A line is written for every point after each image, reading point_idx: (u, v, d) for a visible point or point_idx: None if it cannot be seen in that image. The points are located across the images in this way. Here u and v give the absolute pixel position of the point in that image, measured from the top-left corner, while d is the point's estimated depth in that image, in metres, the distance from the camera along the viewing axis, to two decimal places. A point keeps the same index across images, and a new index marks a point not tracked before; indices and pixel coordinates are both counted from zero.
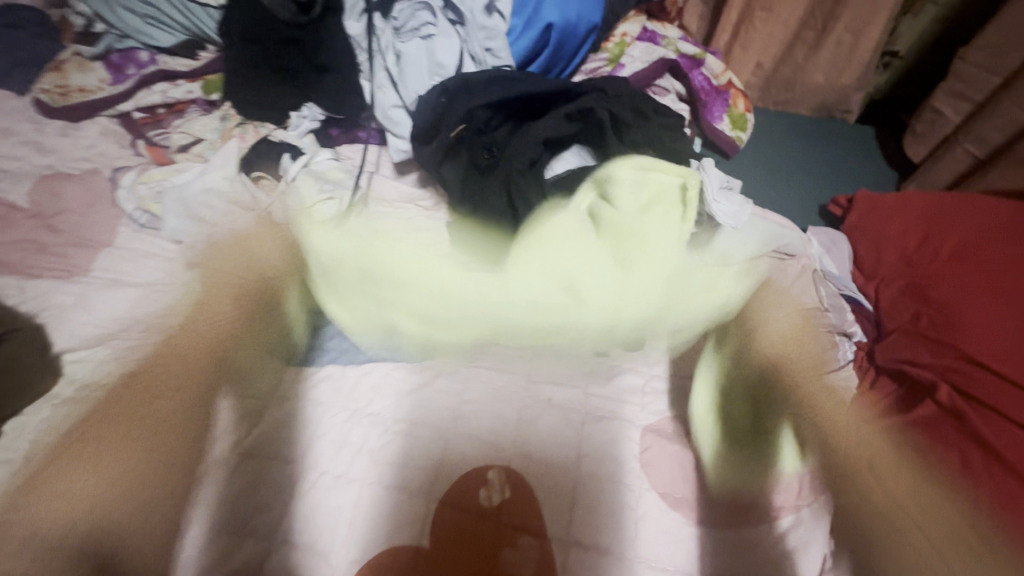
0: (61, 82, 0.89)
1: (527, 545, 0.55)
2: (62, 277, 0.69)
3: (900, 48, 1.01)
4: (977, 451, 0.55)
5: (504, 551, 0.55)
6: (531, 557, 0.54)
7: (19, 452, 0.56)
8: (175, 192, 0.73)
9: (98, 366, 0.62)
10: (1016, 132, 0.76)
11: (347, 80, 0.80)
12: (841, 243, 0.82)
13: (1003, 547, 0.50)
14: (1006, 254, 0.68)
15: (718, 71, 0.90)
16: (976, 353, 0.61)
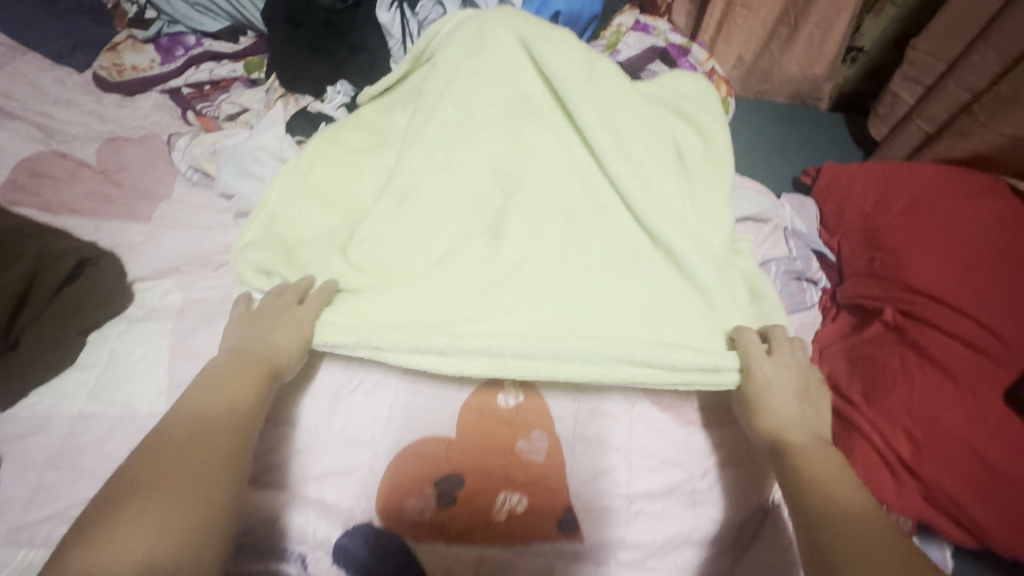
0: (117, 60, 0.99)
1: (539, 439, 0.61)
2: (130, 221, 0.78)
3: (865, 44, 1.15)
4: (916, 358, 0.63)
5: (518, 443, 0.60)
6: (543, 449, 0.60)
7: (103, 358, 0.65)
8: (228, 152, 0.83)
9: (165, 293, 0.71)
10: (958, 108, 0.89)
11: (379, 60, 0.91)
12: (811, 206, 0.93)
13: (935, 433, 0.57)
14: (949, 208, 0.77)
15: (703, 59, 1.01)
16: (919, 283, 0.70)
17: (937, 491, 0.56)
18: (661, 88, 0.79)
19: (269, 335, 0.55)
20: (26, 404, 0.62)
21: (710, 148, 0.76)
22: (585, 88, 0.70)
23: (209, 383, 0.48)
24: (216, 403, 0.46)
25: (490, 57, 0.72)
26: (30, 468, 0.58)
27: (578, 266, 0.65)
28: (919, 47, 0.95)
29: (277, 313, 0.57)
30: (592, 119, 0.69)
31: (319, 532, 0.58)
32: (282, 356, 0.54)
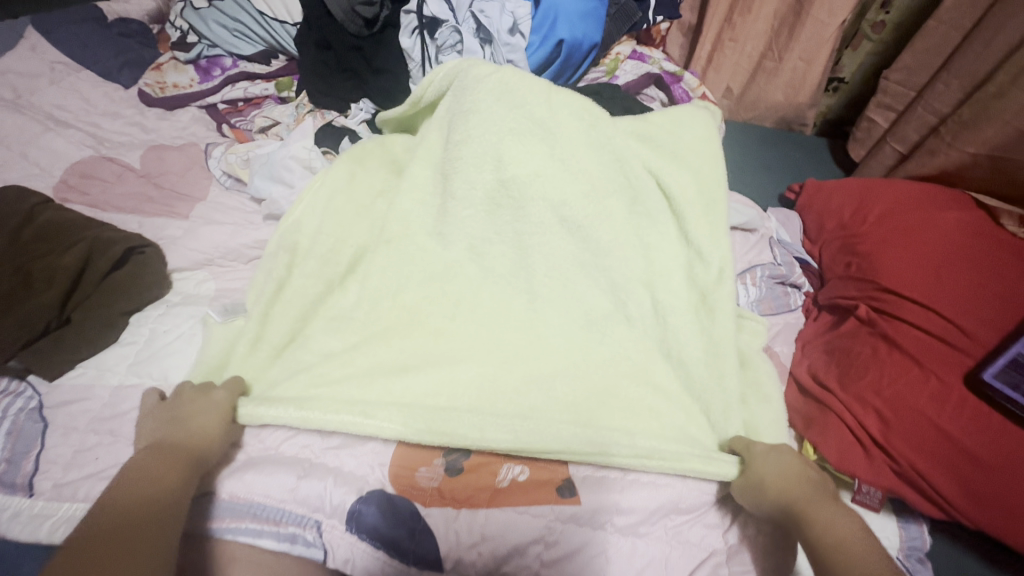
0: (160, 79, 1.08)
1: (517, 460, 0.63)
2: (170, 218, 0.86)
3: (845, 75, 1.24)
4: (886, 347, 0.68)
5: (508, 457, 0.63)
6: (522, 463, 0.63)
7: (142, 336, 0.71)
8: (261, 160, 0.91)
9: (200, 282, 0.78)
10: (927, 131, 0.98)
11: (398, 80, 1.00)
12: (795, 219, 1.00)
13: (902, 412, 0.62)
14: (918, 217, 0.84)
15: (694, 86, 1.09)
16: (890, 282, 0.76)
17: (904, 464, 0.60)
18: (651, 122, 0.83)
19: (190, 423, 0.58)
20: (71, 375, 0.67)
21: (701, 184, 0.79)
22: (573, 148, 0.76)
23: (143, 469, 0.51)
24: (156, 479, 0.51)
25: (478, 119, 0.76)
26: (73, 431, 0.64)
27: (552, 327, 0.70)
28: (890, 77, 1.04)
29: (194, 406, 0.59)
30: (578, 175, 0.76)
31: (336, 497, 0.60)
32: (204, 437, 0.57)
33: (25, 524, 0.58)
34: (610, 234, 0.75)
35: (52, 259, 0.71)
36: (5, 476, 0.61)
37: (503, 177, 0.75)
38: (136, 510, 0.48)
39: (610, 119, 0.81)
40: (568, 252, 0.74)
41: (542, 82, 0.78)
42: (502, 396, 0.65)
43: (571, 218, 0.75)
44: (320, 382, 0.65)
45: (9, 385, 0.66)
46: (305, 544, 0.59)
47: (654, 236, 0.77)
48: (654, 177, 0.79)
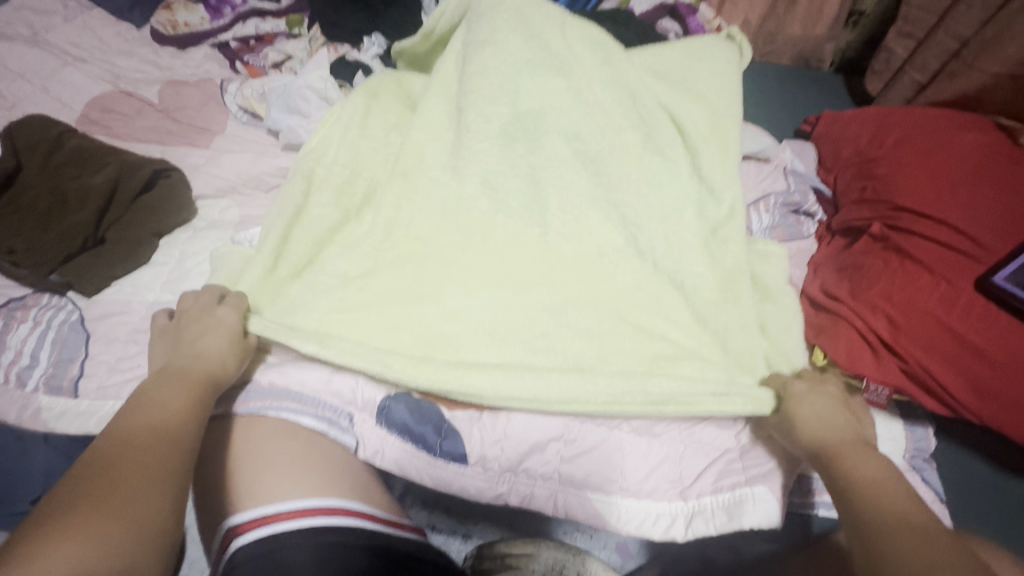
0: (172, 17, 1.08)
1: None
2: (191, 149, 0.88)
3: (866, 8, 1.21)
4: (898, 258, 0.70)
5: None
6: None
7: (173, 259, 0.74)
8: (277, 91, 0.91)
9: (225, 209, 0.80)
10: (948, 57, 0.96)
11: (410, 12, 1.00)
12: (809, 150, 1.00)
13: (912, 314, 0.64)
14: (934, 140, 0.84)
15: (710, 18, 1.08)
16: (904, 200, 0.77)
17: (912, 363, 0.62)
18: (667, 59, 0.84)
19: (195, 346, 0.57)
20: (109, 292, 0.70)
21: (717, 121, 0.79)
22: (587, 81, 0.78)
23: (144, 400, 0.49)
24: (156, 413, 0.47)
25: (493, 46, 0.76)
26: (115, 343, 0.67)
27: (566, 256, 0.71)
28: (912, 2, 1.02)
29: (197, 331, 0.58)
30: (591, 111, 0.77)
31: (367, 393, 0.63)
32: (207, 360, 0.56)
33: (76, 419, 0.62)
34: (625, 171, 0.76)
35: (85, 178, 0.73)
36: (52, 379, 0.64)
37: (520, 104, 0.75)
38: (151, 438, 0.45)
39: (625, 54, 0.82)
40: (582, 183, 0.74)
41: (557, 11, 0.80)
42: (515, 322, 0.67)
43: (585, 148, 0.75)
44: (341, 308, 0.67)
45: (50, 300, 0.70)
46: (339, 429, 0.61)
47: (666, 169, 0.77)
48: (671, 118, 0.80)
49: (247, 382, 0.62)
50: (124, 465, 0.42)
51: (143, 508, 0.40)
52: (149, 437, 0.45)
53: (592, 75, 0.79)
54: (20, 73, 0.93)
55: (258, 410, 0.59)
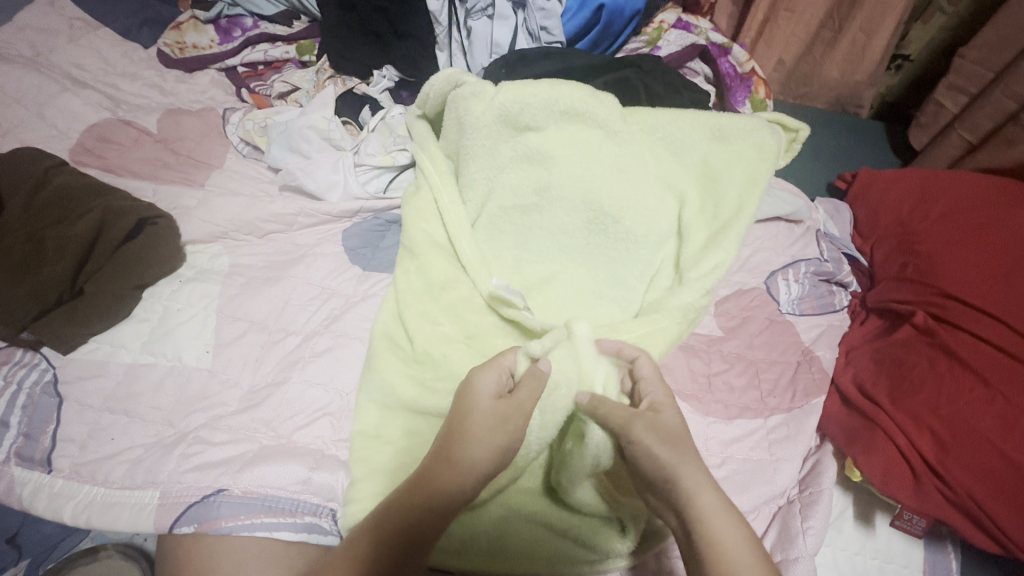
0: (180, 39, 1.04)
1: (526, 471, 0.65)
2: (184, 186, 0.83)
3: (911, 52, 1.13)
4: (945, 361, 0.64)
5: None
6: None
7: (156, 313, 0.70)
8: (279, 128, 0.87)
9: (214, 256, 0.76)
10: (1004, 118, 0.89)
11: (424, 46, 0.93)
12: (845, 211, 0.92)
13: (960, 434, 0.59)
14: (989, 217, 0.76)
15: (743, 60, 0.97)
16: (955, 289, 0.70)
17: (961, 493, 0.57)
18: (676, 115, 0.65)
19: (425, 474, 0.46)
20: (85, 349, 0.67)
21: (717, 205, 0.63)
22: (576, 165, 0.64)
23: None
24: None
25: (474, 154, 0.66)
26: (87, 408, 0.63)
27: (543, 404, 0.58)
28: (966, 54, 0.94)
29: (468, 439, 0.46)
30: (572, 193, 0.65)
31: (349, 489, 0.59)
32: (460, 485, 0.46)
33: (48, 501, 0.59)
34: (621, 256, 0.64)
35: (65, 226, 0.70)
36: (23, 449, 0.61)
37: (501, 200, 0.66)
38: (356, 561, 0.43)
39: (633, 114, 0.66)
40: (584, 285, 0.64)
41: (542, 81, 0.63)
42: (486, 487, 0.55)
43: (572, 243, 0.66)
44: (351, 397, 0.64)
45: (24, 356, 0.66)
46: (321, 533, 0.57)
47: (650, 259, 0.64)
48: (668, 175, 0.65)
49: (218, 488, 0.57)
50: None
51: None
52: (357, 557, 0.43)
53: (584, 146, 0.64)
54: (16, 98, 0.90)
55: (227, 530, 0.55)
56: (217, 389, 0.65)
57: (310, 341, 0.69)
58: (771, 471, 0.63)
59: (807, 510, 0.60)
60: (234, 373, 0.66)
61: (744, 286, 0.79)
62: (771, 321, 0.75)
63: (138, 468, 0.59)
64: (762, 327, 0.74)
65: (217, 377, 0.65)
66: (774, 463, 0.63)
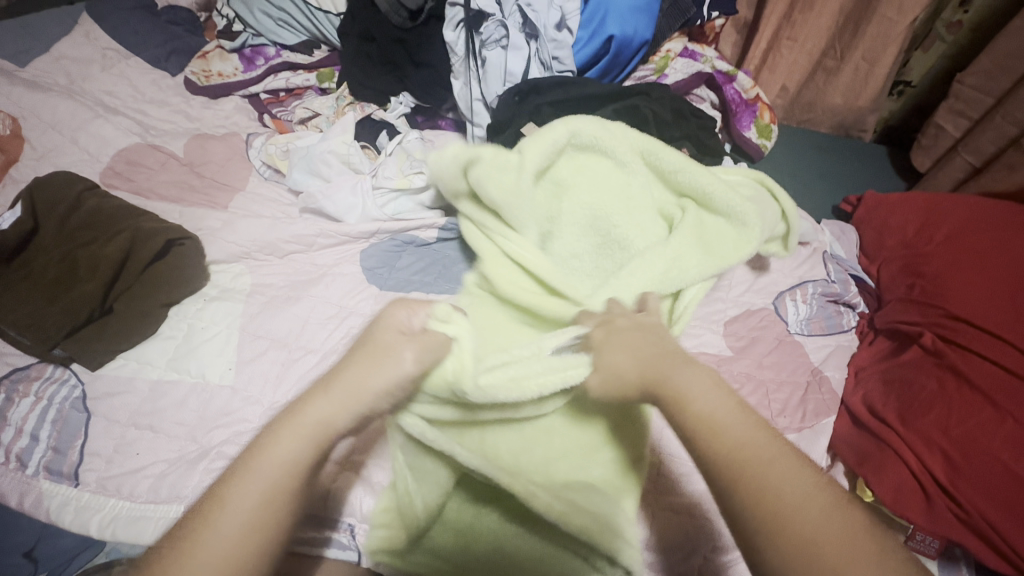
0: (206, 67, 1.08)
1: None
2: (209, 208, 0.87)
3: (912, 79, 1.16)
4: (954, 382, 0.65)
5: None
6: None
7: (181, 331, 0.72)
8: (301, 152, 0.90)
9: (237, 276, 0.78)
10: (1005, 142, 0.91)
11: (440, 74, 0.98)
12: (850, 234, 0.94)
13: (971, 454, 0.60)
14: (993, 239, 0.78)
15: (749, 86, 1.02)
16: (962, 311, 0.71)
17: (972, 512, 0.57)
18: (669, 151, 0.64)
19: (301, 408, 0.43)
20: (112, 365, 0.69)
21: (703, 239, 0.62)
22: (586, 194, 0.67)
23: (206, 530, 0.39)
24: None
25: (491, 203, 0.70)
26: (114, 424, 0.65)
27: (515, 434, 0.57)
28: (965, 79, 0.97)
29: (371, 370, 0.44)
30: (583, 218, 0.67)
31: (366, 505, 0.60)
32: (342, 413, 0.43)
33: (76, 514, 0.60)
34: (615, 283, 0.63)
35: (97, 247, 0.73)
36: (53, 463, 0.63)
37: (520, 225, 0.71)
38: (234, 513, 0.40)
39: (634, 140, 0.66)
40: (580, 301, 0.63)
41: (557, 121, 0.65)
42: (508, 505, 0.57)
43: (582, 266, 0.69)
44: None
45: (54, 372, 0.68)
46: (339, 547, 0.59)
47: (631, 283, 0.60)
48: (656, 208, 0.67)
49: None
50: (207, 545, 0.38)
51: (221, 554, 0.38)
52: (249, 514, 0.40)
53: (595, 178, 0.67)
54: (52, 124, 0.94)
55: None
56: (239, 406, 0.67)
57: (330, 359, 0.71)
58: None
59: None
60: (256, 390, 0.68)
61: (752, 307, 0.80)
62: (779, 342, 0.76)
63: (162, 483, 0.61)
64: (771, 348, 0.75)
65: (239, 395, 0.67)
66: None
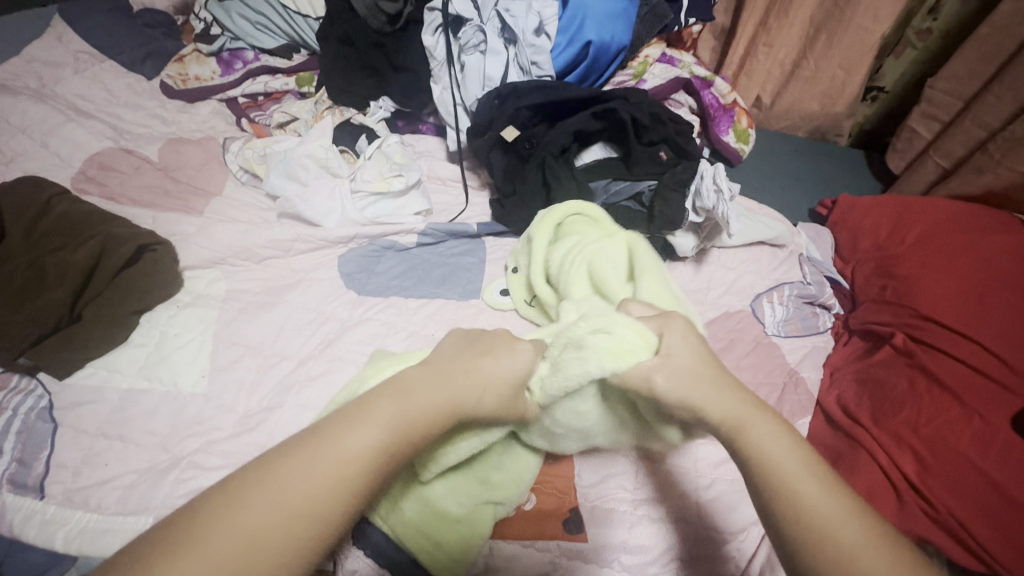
0: (182, 71, 1.07)
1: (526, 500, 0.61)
2: (183, 213, 0.85)
3: (885, 84, 1.19)
4: (924, 382, 0.66)
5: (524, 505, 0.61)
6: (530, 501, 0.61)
7: (152, 338, 0.71)
8: (278, 156, 0.89)
9: (211, 282, 0.77)
10: (974, 145, 0.94)
11: (420, 79, 0.98)
12: (825, 236, 0.95)
13: (940, 453, 0.61)
14: (962, 242, 0.80)
15: (726, 92, 1.05)
16: (931, 311, 0.73)
17: (942, 510, 0.58)
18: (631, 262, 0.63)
19: (478, 367, 0.49)
20: (81, 374, 0.67)
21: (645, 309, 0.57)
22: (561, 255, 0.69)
23: (278, 479, 0.41)
24: (290, 506, 0.40)
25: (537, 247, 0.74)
26: (82, 434, 0.63)
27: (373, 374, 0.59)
28: (936, 85, 1.00)
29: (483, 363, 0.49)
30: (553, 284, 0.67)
31: None
32: (501, 371, 0.49)
33: (38, 529, 0.58)
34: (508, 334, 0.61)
35: (66, 254, 0.72)
36: (16, 476, 0.60)
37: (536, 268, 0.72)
38: (352, 477, 0.42)
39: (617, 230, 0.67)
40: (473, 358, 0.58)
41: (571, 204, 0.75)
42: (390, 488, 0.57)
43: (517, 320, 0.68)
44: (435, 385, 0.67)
45: (20, 382, 0.66)
46: None
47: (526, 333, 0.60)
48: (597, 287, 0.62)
49: None
50: (273, 502, 0.40)
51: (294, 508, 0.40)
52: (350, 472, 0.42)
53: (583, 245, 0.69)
54: (22, 128, 0.92)
55: None
56: (212, 415, 0.65)
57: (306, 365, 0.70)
58: None
59: None
60: (230, 398, 0.67)
61: (730, 309, 0.81)
62: (757, 344, 0.77)
63: (131, 494, 0.59)
64: (749, 350, 0.75)
65: (213, 403, 0.66)
66: None
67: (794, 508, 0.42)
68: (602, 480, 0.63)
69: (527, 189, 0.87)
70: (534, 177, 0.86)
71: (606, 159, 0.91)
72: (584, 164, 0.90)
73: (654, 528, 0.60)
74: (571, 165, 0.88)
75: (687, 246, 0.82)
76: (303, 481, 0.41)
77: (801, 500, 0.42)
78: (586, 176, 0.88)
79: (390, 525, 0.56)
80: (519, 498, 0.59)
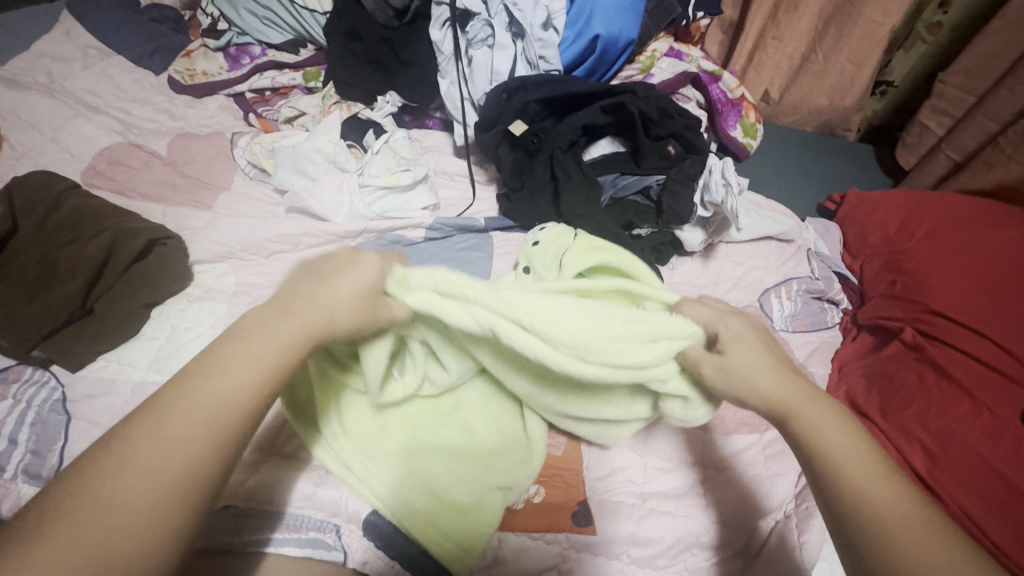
0: (190, 66, 1.07)
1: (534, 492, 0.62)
2: (192, 208, 0.86)
3: (894, 79, 1.18)
4: (934, 377, 0.66)
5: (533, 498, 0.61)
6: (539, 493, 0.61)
7: (163, 332, 0.71)
8: (286, 151, 0.90)
9: (221, 275, 0.78)
10: (986, 139, 0.93)
11: (427, 73, 0.98)
12: (834, 231, 0.94)
13: (950, 447, 0.60)
14: (973, 236, 0.79)
15: (733, 86, 1.05)
16: (941, 306, 0.72)
17: (952, 504, 0.58)
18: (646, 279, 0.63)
19: (319, 302, 0.43)
20: (93, 366, 0.68)
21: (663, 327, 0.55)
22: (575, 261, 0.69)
23: (130, 456, 0.35)
24: (146, 464, 0.35)
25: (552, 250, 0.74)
26: (95, 426, 0.64)
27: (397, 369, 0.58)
28: (947, 79, 0.99)
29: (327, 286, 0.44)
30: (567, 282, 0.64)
31: (352, 506, 0.58)
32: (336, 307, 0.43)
33: None
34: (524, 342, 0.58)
35: (78, 248, 0.72)
36: (31, 467, 0.61)
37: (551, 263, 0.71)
38: (207, 440, 0.37)
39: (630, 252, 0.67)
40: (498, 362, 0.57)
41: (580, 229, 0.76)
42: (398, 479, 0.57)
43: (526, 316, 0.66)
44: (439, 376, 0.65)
45: (33, 374, 0.67)
46: (324, 548, 0.57)
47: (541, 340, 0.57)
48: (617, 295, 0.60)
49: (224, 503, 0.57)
50: (118, 483, 0.34)
51: (142, 486, 0.35)
52: (197, 432, 0.37)
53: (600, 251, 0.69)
54: (31, 123, 0.93)
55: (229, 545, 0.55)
56: None
57: None
58: (767, 485, 0.63)
59: (805, 523, 0.60)
60: None
61: (738, 304, 0.81)
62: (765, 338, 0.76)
63: None
64: None
65: None
66: (771, 478, 0.64)
67: (856, 492, 0.40)
68: (610, 475, 0.64)
69: (535, 183, 0.86)
70: (542, 172, 0.86)
71: (614, 154, 0.90)
72: (592, 159, 0.90)
73: (662, 521, 0.60)
74: (579, 160, 0.87)
75: (694, 240, 0.82)
76: (151, 440, 0.36)
77: (863, 491, 0.40)
78: (594, 170, 0.88)
79: (396, 514, 0.57)
80: (526, 485, 0.59)
